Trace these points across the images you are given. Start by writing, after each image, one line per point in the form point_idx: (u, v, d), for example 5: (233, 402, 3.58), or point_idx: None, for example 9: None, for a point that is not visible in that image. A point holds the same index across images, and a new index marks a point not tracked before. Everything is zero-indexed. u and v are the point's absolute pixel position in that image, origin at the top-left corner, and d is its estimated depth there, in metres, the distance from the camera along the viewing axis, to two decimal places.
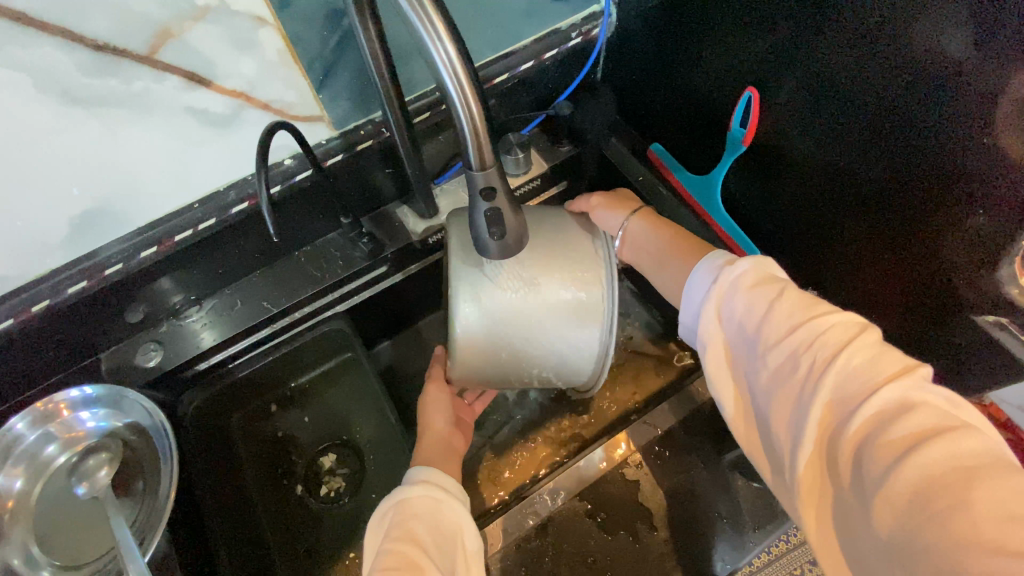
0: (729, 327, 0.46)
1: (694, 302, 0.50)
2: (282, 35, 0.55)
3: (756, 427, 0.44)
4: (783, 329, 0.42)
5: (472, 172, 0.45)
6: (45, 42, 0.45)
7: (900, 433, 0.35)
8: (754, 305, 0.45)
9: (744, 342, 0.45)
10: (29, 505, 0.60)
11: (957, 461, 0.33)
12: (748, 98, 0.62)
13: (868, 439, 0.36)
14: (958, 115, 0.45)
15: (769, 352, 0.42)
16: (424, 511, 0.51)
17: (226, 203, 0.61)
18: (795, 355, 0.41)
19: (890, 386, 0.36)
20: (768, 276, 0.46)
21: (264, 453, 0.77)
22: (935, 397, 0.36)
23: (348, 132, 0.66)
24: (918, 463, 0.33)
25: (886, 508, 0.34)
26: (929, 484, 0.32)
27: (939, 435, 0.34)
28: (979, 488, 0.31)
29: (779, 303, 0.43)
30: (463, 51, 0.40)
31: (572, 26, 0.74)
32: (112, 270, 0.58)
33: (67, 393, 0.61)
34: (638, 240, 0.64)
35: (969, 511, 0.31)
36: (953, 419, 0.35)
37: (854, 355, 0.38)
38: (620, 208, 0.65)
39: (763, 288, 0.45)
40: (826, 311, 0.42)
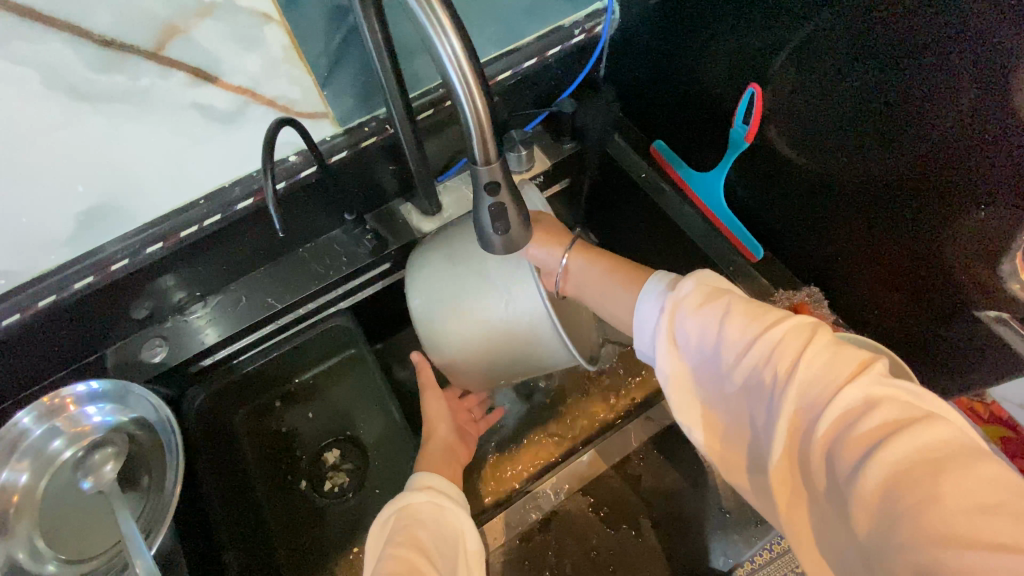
0: (687, 348, 0.46)
1: (650, 325, 0.49)
2: (288, 32, 0.55)
3: (729, 444, 0.43)
4: (739, 343, 0.42)
5: (476, 167, 0.45)
6: (54, 40, 0.46)
7: (864, 433, 0.35)
8: (706, 324, 0.44)
9: (703, 361, 0.44)
10: (34, 500, 0.61)
11: (924, 456, 0.32)
12: (750, 94, 0.63)
13: (834, 442, 0.35)
14: (958, 111, 0.45)
15: (730, 368, 0.42)
16: (426, 516, 0.52)
17: (231, 199, 0.61)
18: (755, 368, 0.40)
19: (851, 387, 0.36)
20: (714, 292, 0.46)
21: (268, 449, 0.77)
22: (894, 390, 0.36)
23: (353, 130, 0.65)
24: (886, 462, 0.33)
25: (862, 511, 0.33)
26: (900, 481, 0.32)
27: (903, 431, 0.33)
28: (947, 480, 0.31)
29: (730, 318, 0.43)
30: (470, 47, 0.40)
31: (576, 23, 0.74)
32: (119, 266, 0.58)
33: (73, 389, 0.61)
34: (583, 276, 0.61)
35: (941, 504, 0.30)
36: (915, 412, 0.35)
37: (810, 362, 0.38)
38: (554, 244, 0.61)
39: (712, 305, 0.45)
40: (776, 318, 0.42)
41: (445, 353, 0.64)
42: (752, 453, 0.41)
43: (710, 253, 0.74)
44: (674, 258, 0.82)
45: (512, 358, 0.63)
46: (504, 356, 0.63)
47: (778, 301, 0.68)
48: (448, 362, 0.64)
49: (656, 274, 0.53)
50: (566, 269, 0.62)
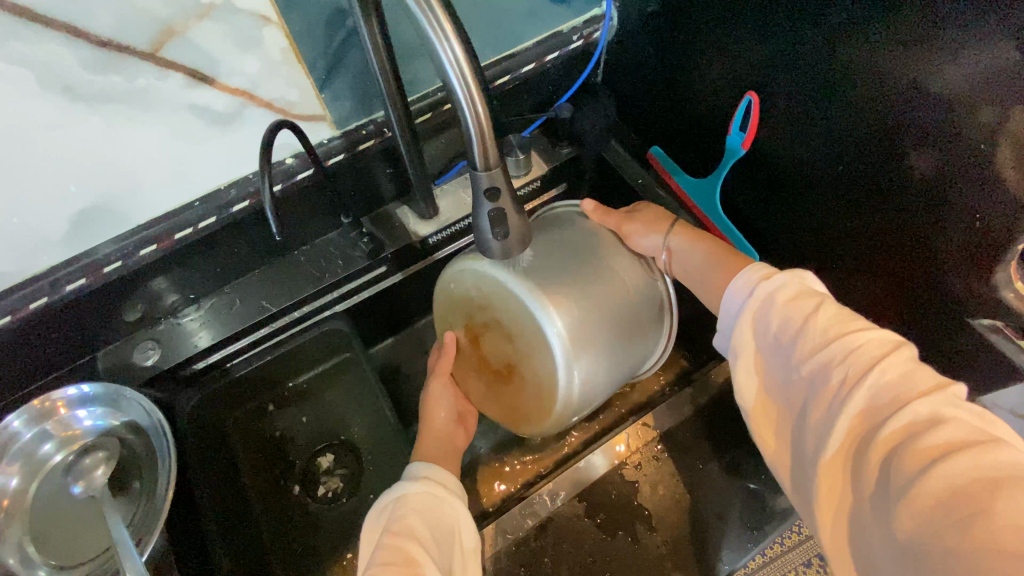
0: (763, 335, 0.47)
1: (733, 312, 0.50)
2: (287, 34, 0.57)
3: (784, 440, 0.45)
4: (816, 342, 0.43)
5: (476, 172, 0.45)
6: (51, 42, 0.47)
7: (930, 445, 0.35)
8: (790, 317, 0.45)
9: (776, 352, 0.45)
10: (22, 505, 0.60)
11: (982, 474, 0.33)
12: (747, 102, 0.63)
13: (895, 447, 0.36)
14: (953, 122, 0.46)
15: (802, 363, 0.43)
16: (425, 507, 0.51)
17: (226, 202, 0.59)
18: (826, 367, 0.42)
19: (922, 400, 0.37)
20: (806, 290, 0.47)
21: (261, 454, 0.77)
22: (964, 412, 0.36)
23: (350, 132, 0.64)
24: (942, 477, 0.34)
25: (907, 514, 0.34)
26: (954, 494, 0.33)
27: (965, 450, 0.34)
28: (1003, 497, 0.32)
29: (816, 317, 0.44)
30: (471, 53, 0.40)
31: (573, 28, 0.75)
32: (111, 269, 0.56)
33: (64, 392, 0.61)
34: (686, 257, 0.61)
35: (991, 520, 0.31)
36: (983, 434, 0.35)
37: (884, 371, 0.39)
38: (657, 227, 0.63)
39: (803, 303, 0.45)
40: (861, 326, 0.43)
41: (567, 349, 0.57)
42: (800, 456, 0.43)
43: None
44: None
45: (620, 356, 0.61)
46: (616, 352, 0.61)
47: None
48: (566, 363, 0.57)
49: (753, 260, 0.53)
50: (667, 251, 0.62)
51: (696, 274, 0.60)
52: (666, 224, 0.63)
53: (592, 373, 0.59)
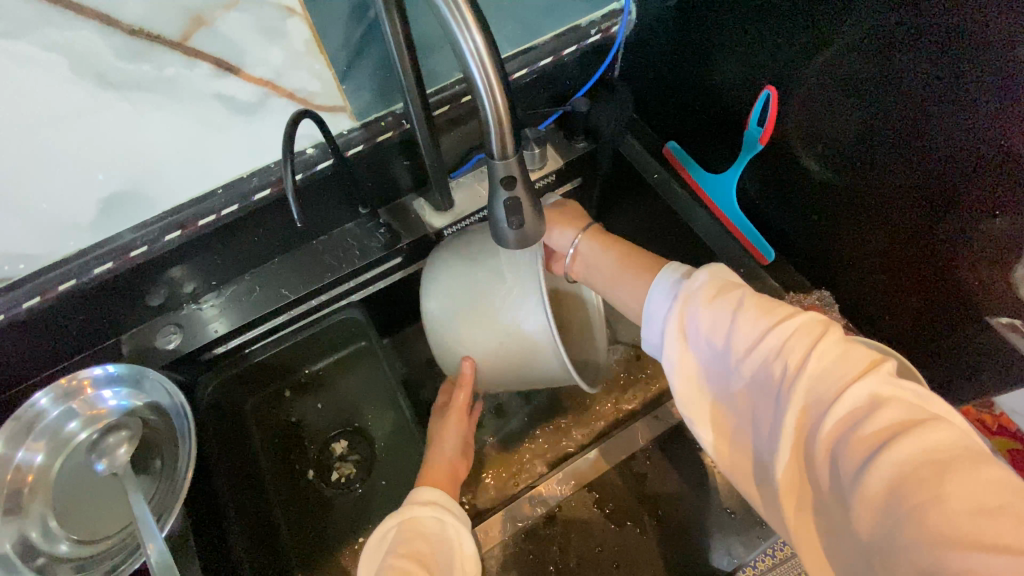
0: (695, 343, 0.45)
1: (661, 316, 0.48)
2: (310, 26, 0.55)
3: (736, 444, 0.43)
4: (749, 336, 0.41)
5: (493, 161, 0.46)
6: (83, 27, 0.46)
7: (871, 432, 0.34)
8: (718, 316, 0.43)
9: (714, 355, 0.43)
10: (48, 480, 0.62)
11: (930, 455, 0.32)
12: (766, 97, 0.62)
13: (842, 437, 0.35)
14: (971, 113, 0.45)
15: (740, 361, 0.41)
16: (427, 529, 0.52)
17: (250, 189, 0.63)
18: (764, 361, 0.40)
19: (858, 384, 0.35)
20: (727, 286, 0.45)
21: (278, 438, 0.78)
22: (901, 390, 0.35)
23: (370, 124, 0.66)
24: (890, 462, 0.32)
25: (865, 507, 0.33)
26: (904, 479, 0.32)
27: (909, 430, 0.33)
28: (953, 480, 0.30)
29: (742, 311, 0.42)
30: (492, 43, 0.41)
31: (592, 23, 0.74)
32: (137, 253, 0.60)
33: (91, 371, 0.63)
34: (591, 259, 0.62)
35: (945, 505, 0.30)
36: (922, 413, 0.34)
37: (818, 359, 0.37)
38: (571, 228, 0.64)
39: (724, 299, 0.44)
40: (786, 313, 0.41)
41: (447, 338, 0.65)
42: (757, 457, 0.41)
43: (720, 252, 0.75)
44: (686, 258, 0.82)
45: (511, 348, 0.62)
46: (503, 344, 0.62)
47: (788, 302, 0.68)
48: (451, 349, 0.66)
49: (670, 263, 0.52)
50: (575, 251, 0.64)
51: (603, 274, 0.60)
52: (578, 226, 0.64)
53: (487, 359, 0.64)
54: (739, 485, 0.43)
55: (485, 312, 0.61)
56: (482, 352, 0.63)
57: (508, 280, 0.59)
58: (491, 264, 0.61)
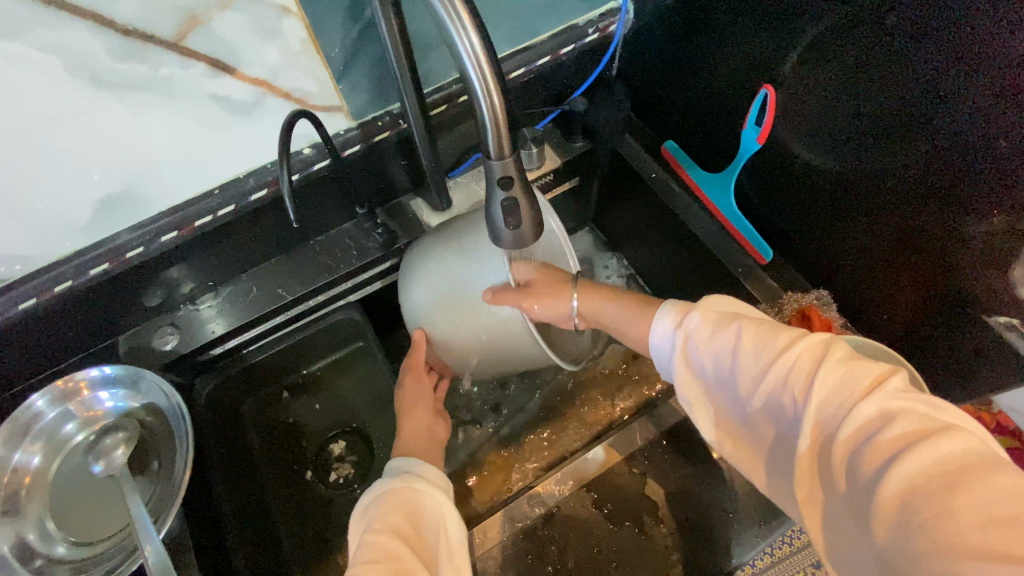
0: (706, 376, 0.47)
1: (672, 352, 0.50)
2: (305, 25, 0.55)
3: (767, 468, 0.43)
4: (753, 366, 0.42)
5: (490, 161, 0.46)
6: (78, 27, 0.45)
7: (881, 448, 0.34)
8: (721, 350, 0.45)
9: (724, 387, 0.45)
10: (45, 482, 0.62)
11: (941, 469, 0.31)
12: (763, 96, 0.62)
13: (852, 457, 0.35)
14: (968, 115, 0.45)
15: (748, 391, 0.42)
16: (407, 504, 0.51)
17: (246, 190, 0.62)
18: (771, 388, 0.41)
19: (864, 402, 0.35)
20: (728, 318, 0.47)
21: (275, 439, 0.78)
22: (912, 402, 0.35)
23: (367, 124, 0.65)
24: (901, 477, 0.32)
25: (878, 522, 0.32)
26: (916, 495, 0.31)
27: (919, 444, 0.32)
28: (963, 490, 0.30)
29: (742, 341, 0.44)
30: (488, 43, 0.41)
31: (589, 22, 0.74)
32: (133, 254, 0.59)
33: (87, 372, 0.62)
34: (593, 314, 0.64)
35: (955, 517, 0.29)
36: (935, 423, 0.33)
37: (822, 381, 0.38)
38: (563, 294, 0.63)
39: (723, 333, 0.45)
40: (787, 338, 0.42)
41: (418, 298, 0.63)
42: (784, 479, 0.41)
43: (720, 253, 0.74)
44: (684, 257, 0.82)
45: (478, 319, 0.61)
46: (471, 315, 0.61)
47: (785, 303, 0.68)
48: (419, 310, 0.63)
49: (668, 300, 0.53)
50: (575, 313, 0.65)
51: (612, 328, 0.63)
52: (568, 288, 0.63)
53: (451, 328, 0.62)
54: (779, 505, 0.43)
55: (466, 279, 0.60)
56: (462, 342, 0.63)
57: (475, 261, 0.60)
58: (459, 246, 0.61)
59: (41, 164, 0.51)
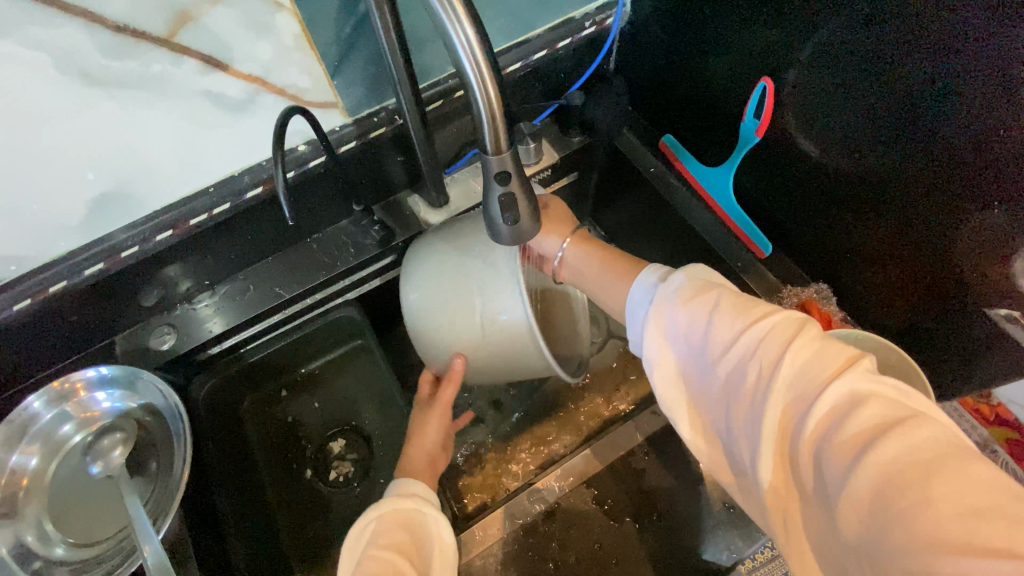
0: (675, 343, 0.44)
1: (641, 319, 0.48)
2: (299, 21, 0.55)
3: (714, 439, 0.42)
4: (725, 336, 0.41)
5: (487, 156, 0.45)
6: (67, 24, 0.45)
7: (853, 432, 0.33)
8: (695, 318, 0.43)
9: (690, 355, 0.43)
10: (42, 484, 0.61)
11: (913, 455, 0.31)
12: (762, 88, 0.61)
13: (822, 440, 0.34)
14: (967, 106, 0.45)
15: (717, 360, 0.41)
16: (408, 520, 0.51)
17: (241, 188, 0.61)
18: (742, 360, 0.39)
19: (837, 381, 0.35)
20: (705, 287, 0.45)
21: (274, 438, 0.78)
22: (880, 387, 0.35)
23: (361, 121, 0.65)
24: (873, 464, 0.31)
25: (850, 509, 0.32)
26: (889, 482, 0.31)
27: (892, 431, 0.32)
28: (938, 480, 0.29)
29: (718, 312, 0.42)
30: (484, 35, 0.40)
31: (586, 15, 0.74)
32: (129, 253, 0.58)
33: (84, 374, 0.62)
34: (581, 266, 0.61)
35: (932, 507, 0.29)
36: (903, 410, 0.33)
37: (796, 357, 0.37)
38: (555, 232, 0.62)
39: (700, 300, 0.44)
40: (762, 312, 0.41)
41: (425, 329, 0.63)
42: (735, 453, 0.40)
43: (721, 249, 0.74)
44: (683, 252, 0.82)
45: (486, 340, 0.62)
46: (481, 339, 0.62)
47: (784, 298, 0.68)
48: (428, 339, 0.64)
49: (648, 266, 0.52)
50: (562, 258, 0.63)
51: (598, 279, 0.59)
52: (563, 231, 0.62)
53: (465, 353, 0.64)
54: (719, 475, 0.43)
55: (464, 306, 0.61)
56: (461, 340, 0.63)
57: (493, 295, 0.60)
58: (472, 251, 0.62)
59: (33, 164, 0.50)
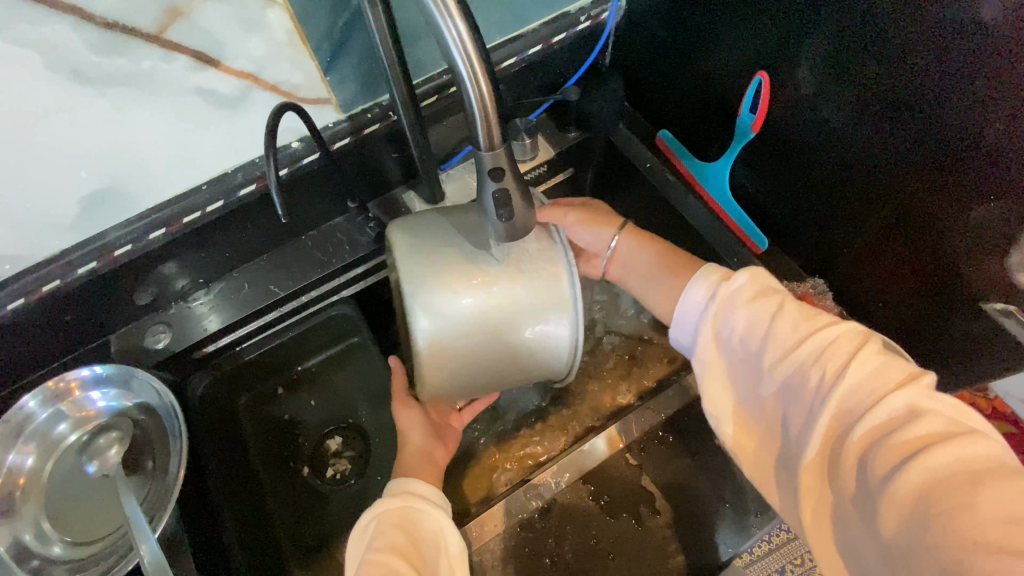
0: (732, 346, 0.48)
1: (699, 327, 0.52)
2: (292, 16, 0.53)
3: (764, 438, 0.46)
4: (788, 343, 0.44)
5: (480, 152, 0.45)
6: (58, 22, 0.44)
7: (906, 439, 0.36)
8: (756, 325, 0.47)
9: (748, 360, 0.47)
10: (40, 484, 0.61)
11: (962, 465, 0.34)
12: (758, 82, 0.61)
13: (874, 443, 0.37)
14: (962, 101, 0.45)
15: (776, 365, 0.44)
16: (404, 521, 0.51)
17: (235, 185, 0.61)
18: (803, 368, 0.43)
19: (897, 393, 0.38)
20: (769, 293, 0.48)
21: (271, 435, 0.78)
22: (938, 403, 0.37)
23: (356, 116, 0.65)
24: (923, 469, 0.35)
25: (889, 506, 0.35)
26: (934, 486, 0.34)
27: (944, 440, 0.35)
28: (983, 490, 0.33)
29: (781, 321, 0.45)
30: (476, 31, 0.40)
31: (581, 9, 0.72)
32: (122, 252, 0.58)
33: (78, 373, 0.62)
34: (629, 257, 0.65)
35: (972, 512, 0.32)
36: (957, 425, 0.36)
37: (857, 368, 0.40)
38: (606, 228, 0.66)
39: (766, 307, 0.47)
40: (826, 326, 0.44)
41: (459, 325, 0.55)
42: (785, 446, 0.44)
43: (716, 245, 0.73)
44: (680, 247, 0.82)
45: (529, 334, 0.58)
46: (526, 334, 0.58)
47: None
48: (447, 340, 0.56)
49: (705, 266, 0.54)
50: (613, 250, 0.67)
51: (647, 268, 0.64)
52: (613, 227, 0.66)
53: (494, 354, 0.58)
54: (762, 470, 0.46)
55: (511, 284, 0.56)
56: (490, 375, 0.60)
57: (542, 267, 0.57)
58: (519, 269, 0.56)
59: (26, 165, 0.50)
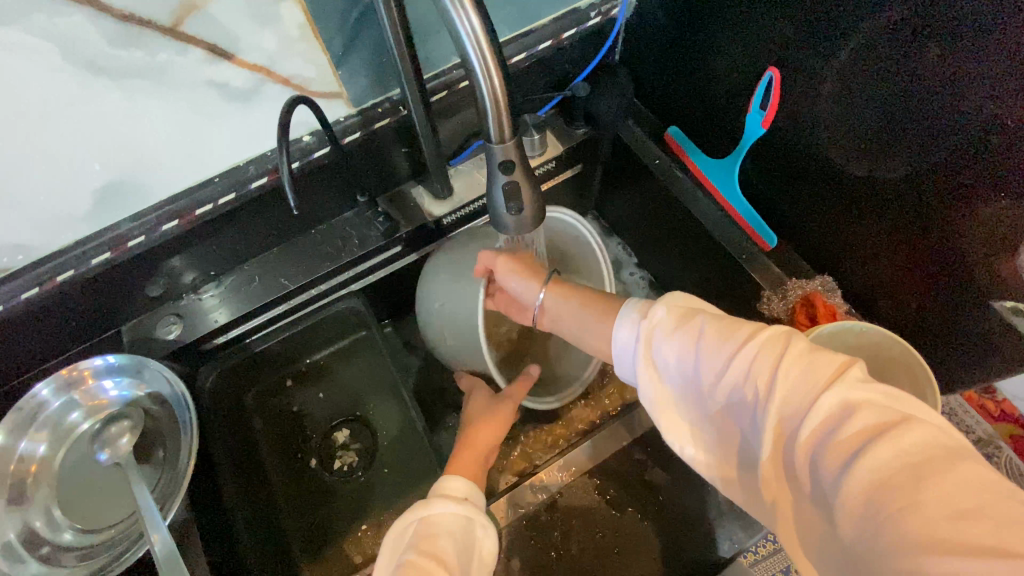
0: (667, 373, 0.45)
1: (631, 356, 0.48)
2: (304, 10, 0.53)
3: (724, 458, 0.42)
4: (716, 359, 0.41)
5: (490, 145, 0.46)
6: (77, 14, 0.44)
7: (844, 442, 0.33)
8: (684, 347, 0.44)
9: (686, 383, 0.44)
10: (51, 472, 0.62)
11: (904, 461, 0.31)
12: (768, 79, 0.61)
13: (815, 453, 0.34)
14: (974, 97, 0.44)
15: (712, 385, 0.41)
16: (449, 526, 0.51)
17: (246, 178, 0.62)
18: (736, 383, 0.40)
19: (826, 394, 0.35)
20: (689, 313, 0.46)
21: (279, 428, 0.79)
22: (872, 394, 0.34)
23: (367, 111, 0.66)
24: (868, 472, 0.31)
25: (845, 515, 0.32)
26: (881, 489, 0.31)
27: (881, 437, 0.32)
28: (930, 483, 0.29)
29: (705, 338, 0.42)
30: (487, 24, 0.40)
31: (591, 5, 0.73)
32: (135, 243, 0.60)
33: (91, 362, 0.63)
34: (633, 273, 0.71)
35: (922, 510, 0.29)
36: (893, 414, 0.33)
37: (785, 374, 0.37)
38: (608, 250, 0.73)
39: (687, 327, 0.44)
40: (749, 332, 0.41)
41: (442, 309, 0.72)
42: (743, 461, 0.40)
43: (727, 244, 0.74)
44: (687, 244, 0.82)
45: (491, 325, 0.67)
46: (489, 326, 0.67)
47: (789, 288, 0.68)
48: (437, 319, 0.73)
49: (629, 299, 0.52)
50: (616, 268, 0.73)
51: None
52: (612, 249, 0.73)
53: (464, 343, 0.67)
54: (734, 491, 0.42)
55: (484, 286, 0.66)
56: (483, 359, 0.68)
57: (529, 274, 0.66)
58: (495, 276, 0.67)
59: (40, 155, 0.50)
